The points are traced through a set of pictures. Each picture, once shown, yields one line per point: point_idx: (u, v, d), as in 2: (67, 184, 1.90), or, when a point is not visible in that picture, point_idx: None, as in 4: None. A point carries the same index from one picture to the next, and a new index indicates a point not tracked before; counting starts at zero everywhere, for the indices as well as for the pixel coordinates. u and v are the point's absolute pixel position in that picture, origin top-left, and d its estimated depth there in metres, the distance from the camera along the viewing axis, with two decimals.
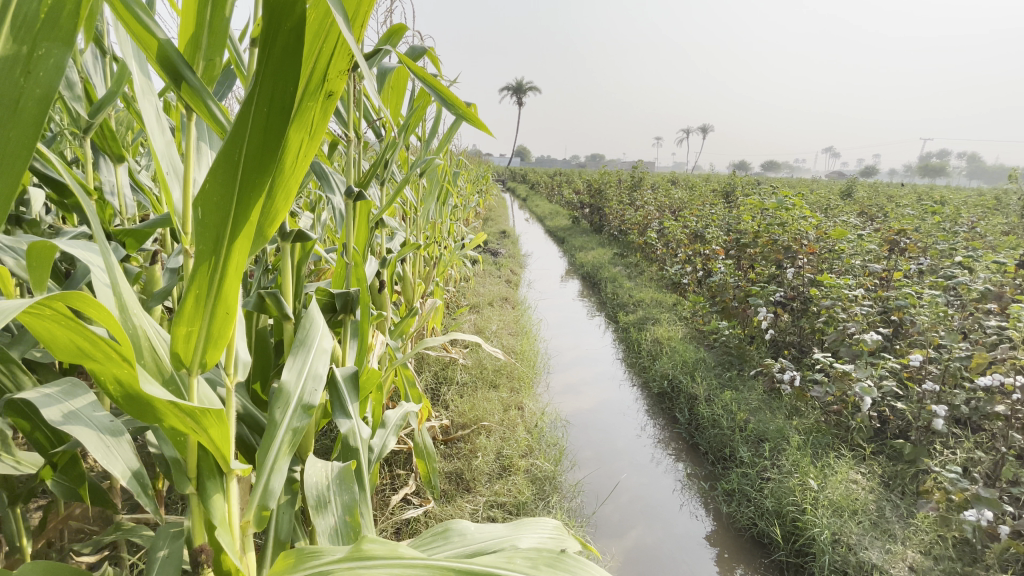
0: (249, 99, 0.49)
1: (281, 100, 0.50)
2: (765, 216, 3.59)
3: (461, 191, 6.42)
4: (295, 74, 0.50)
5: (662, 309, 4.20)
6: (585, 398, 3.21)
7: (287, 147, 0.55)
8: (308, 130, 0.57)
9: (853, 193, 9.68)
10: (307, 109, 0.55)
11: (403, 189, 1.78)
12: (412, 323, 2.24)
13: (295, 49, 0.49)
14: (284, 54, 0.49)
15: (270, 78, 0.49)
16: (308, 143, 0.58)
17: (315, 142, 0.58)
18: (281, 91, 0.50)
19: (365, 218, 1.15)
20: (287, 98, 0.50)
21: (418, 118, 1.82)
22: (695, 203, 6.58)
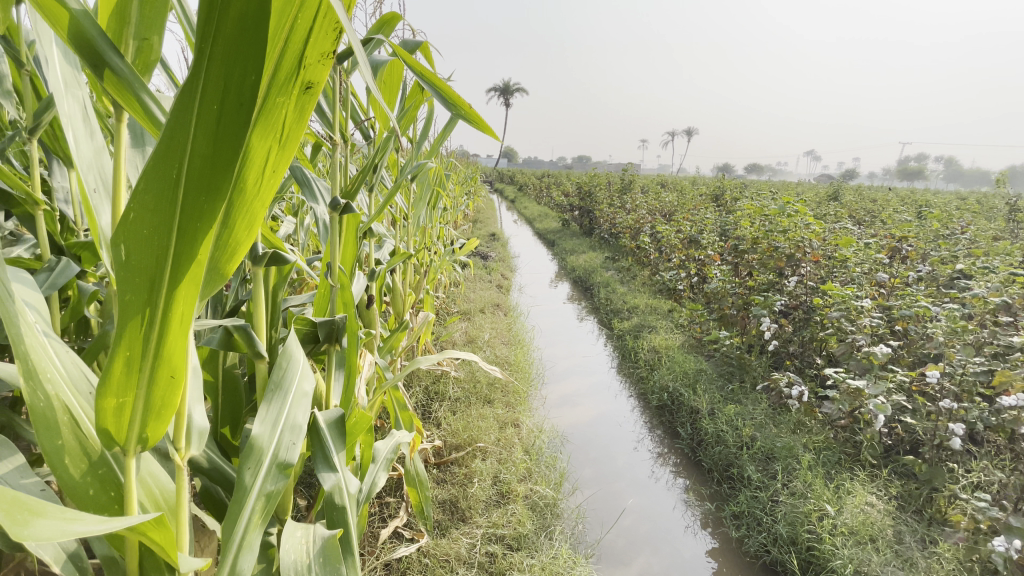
0: (187, 90, 0.35)
1: (236, 94, 0.36)
2: (764, 222, 3.50)
3: (450, 192, 6.27)
4: (255, 57, 0.36)
5: (657, 317, 4.10)
6: (582, 410, 3.08)
7: (248, 158, 0.41)
8: (278, 136, 0.43)
9: (840, 197, 9.73)
10: (275, 107, 0.41)
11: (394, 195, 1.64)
12: (402, 338, 2.09)
13: (254, 22, 0.35)
14: (239, 29, 0.35)
15: (220, 63, 0.36)
16: (280, 156, 0.44)
17: (290, 150, 0.44)
18: (236, 82, 0.36)
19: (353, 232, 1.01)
20: (245, 91, 0.36)
21: (410, 119, 1.68)
22: (687, 207, 6.51)
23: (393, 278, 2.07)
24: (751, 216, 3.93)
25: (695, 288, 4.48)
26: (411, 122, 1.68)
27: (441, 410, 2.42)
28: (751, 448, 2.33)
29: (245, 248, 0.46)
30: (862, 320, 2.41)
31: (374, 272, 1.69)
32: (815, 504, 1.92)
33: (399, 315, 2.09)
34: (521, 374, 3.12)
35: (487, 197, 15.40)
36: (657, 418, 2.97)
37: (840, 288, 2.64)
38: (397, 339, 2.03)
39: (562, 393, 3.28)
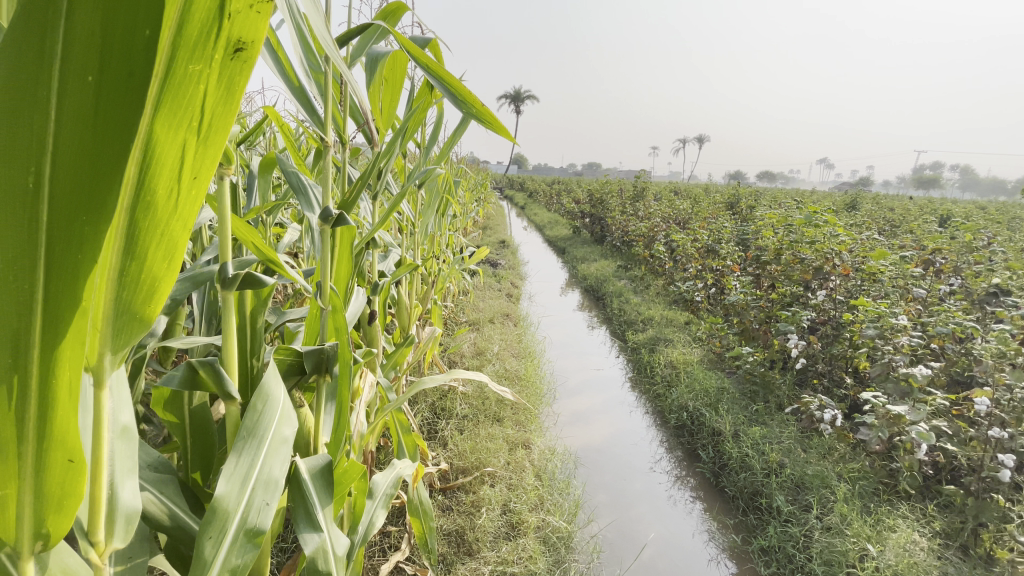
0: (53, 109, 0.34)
1: (109, 108, 0.35)
2: (788, 232, 3.35)
3: (460, 199, 6.16)
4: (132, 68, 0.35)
5: (674, 329, 3.94)
6: (595, 428, 2.93)
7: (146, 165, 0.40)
8: (191, 141, 0.41)
9: (858, 206, 9.51)
10: (177, 117, 0.40)
11: (399, 202, 1.53)
12: (408, 354, 1.97)
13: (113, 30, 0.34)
14: (98, 43, 0.34)
15: (92, 81, 0.34)
16: (200, 151, 0.41)
17: (209, 161, 0.42)
18: (111, 95, 0.35)
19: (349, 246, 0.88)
20: (123, 108, 0.35)
21: (417, 124, 1.56)
22: (702, 215, 6.35)
23: (399, 291, 1.95)
24: (773, 226, 3.77)
25: (713, 300, 4.32)
26: (418, 127, 1.56)
27: (448, 429, 2.29)
28: (780, 476, 2.17)
29: (166, 271, 0.43)
30: (899, 339, 2.25)
31: (378, 286, 1.57)
32: (855, 542, 1.76)
33: (404, 330, 1.97)
34: (532, 390, 2.98)
35: (498, 204, 15.31)
36: (676, 439, 2.81)
37: (873, 303, 2.48)
38: (401, 356, 1.91)
39: (575, 410, 3.13)
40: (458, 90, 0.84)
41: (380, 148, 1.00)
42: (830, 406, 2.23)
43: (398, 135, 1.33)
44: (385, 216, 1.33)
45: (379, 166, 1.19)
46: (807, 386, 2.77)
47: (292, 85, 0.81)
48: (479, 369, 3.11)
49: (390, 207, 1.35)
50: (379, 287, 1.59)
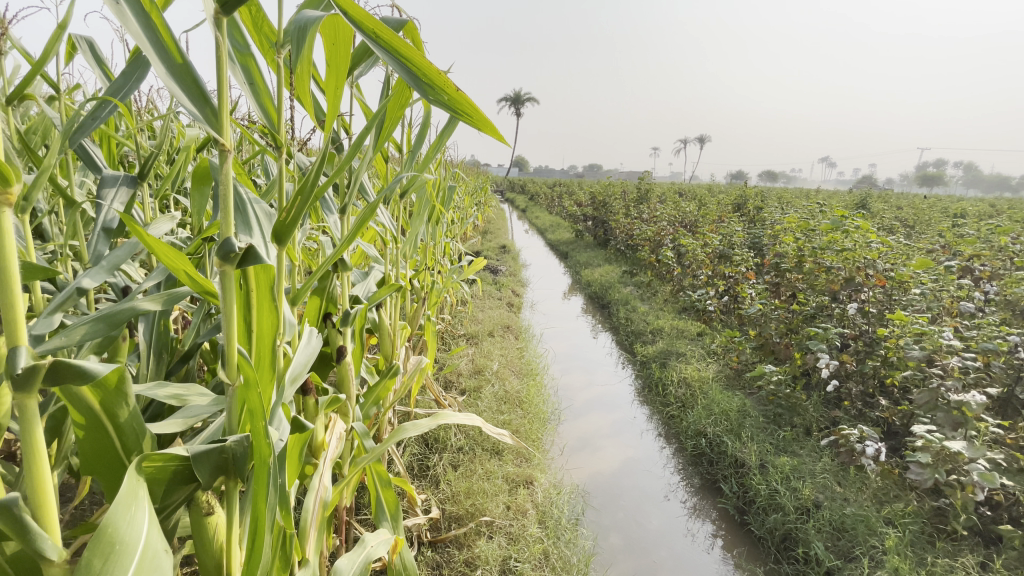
0: None
1: None
2: (809, 238, 3.09)
3: (458, 203, 5.90)
4: None
5: (686, 342, 3.68)
6: (604, 455, 2.68)
7: None
8: None
9: (867, 205, 9.25)
10: None
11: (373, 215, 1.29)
12: (392, 387, 1.73)
13: None
14: None
15: None
16: None
17: None
18: None
19: (272, 289, 0.63)
20: None
21: (394, 122, 1.33)
22: (709, 218, 6.09)
23: (380, 314, 1.71)
24: (791, 231, 3.51)
25: (727, 309, 4.06)
26: (395, 125, 1.32)
27: (441, 466, 2.04)
28: (816, 518, 1.92)
29: None
30: (948, 361, 1.99)
31: (349, 316, 1.35)
32: None
33: (388, 359, 1.74)
34: (535, 414, 2.73)
35: (498, 207, 15.03)
36: (694, 468, 2.55)
37: (914, 319, 2.23)
38: (384, 390, 1.68)
39: (582, 433, 2.87)
40: (424, 71, 0.61)
41: (330, 146, 0.75)
42: (873, 438, 1.97)
43: (366, 132, 1.09)
44: (356, 228, 1.08)
45: (339, 173, 0.95)
46: (836, 409, 2.52)
47: (184, 69, 0.57)
48: (478, 391, 2.86)
49: (362, 218, 1.11)
50: (351, 316, 1.36)
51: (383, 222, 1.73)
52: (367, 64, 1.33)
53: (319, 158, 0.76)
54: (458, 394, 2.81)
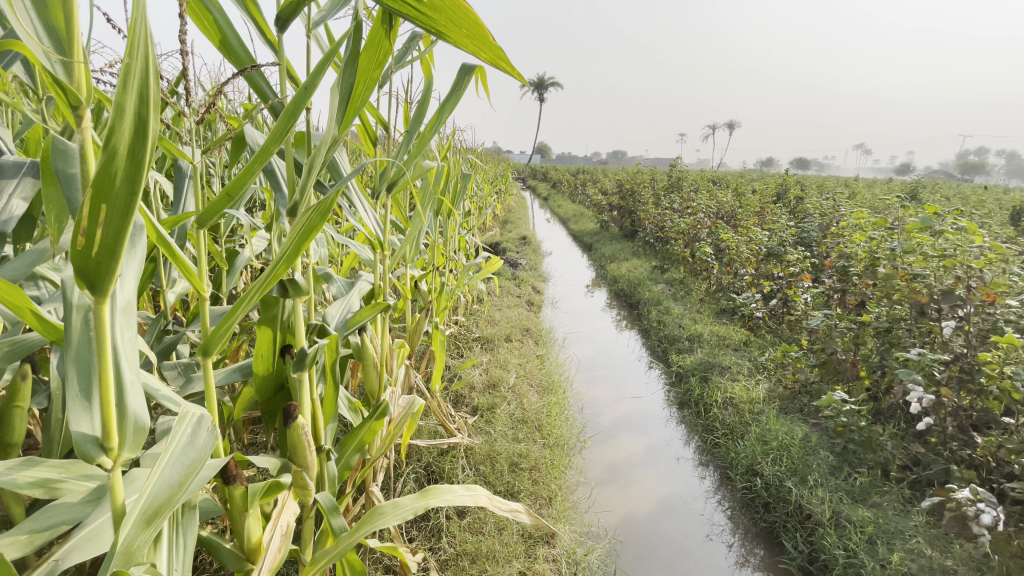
0: None
1: None
2: (886, 239, 2.61)
3: (476, 191, 5.49)
4: None
5: (730, 354, 3.24)
6: (637, 489, 2.31)
7: None
8: None
9: (918, 195, 8.55)
10: None
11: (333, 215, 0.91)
12: (377, 431, 1.39)
13: None
14: None
15: None
16: None
17: None
18: None
19: None
20: None
21: (367, 89, 0.96)
22: (751, 210, 5.56)
23: (363, 339, 1.35)
24: (858, 229, 3.03)
25: (775, 315, 3.60)
26: (367, 93, 0.95)
27: (444, 514, 1.69)
28: None
29: None
30: None
31: (305, 356, 0.98)
32: None
33: (375, 395, 1.39)
34: (557, 441, 2.36)
35: (520, 194, 14.57)
36: (745, 513, 2.14)
37: None
38: (366, 437, 1.34)
39: (610, 461, 2.49)
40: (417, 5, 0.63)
41: (150, 56, 0.43)
42: (989, 501, 1.52)
43: (306, 91, 0.72)
44: (289, 234, 0.71)
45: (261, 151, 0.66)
46: (922, 449, 2.08)
47: None
48: (492, 410, 2.50)
49: (299, 219, 0.74)
50: (308, 359, 0.98)
51: (369, 225, 1.36)
52: (334, 3, 0.95)
53: (131, 76, 0.42)
54: (469, 413, 2.45)
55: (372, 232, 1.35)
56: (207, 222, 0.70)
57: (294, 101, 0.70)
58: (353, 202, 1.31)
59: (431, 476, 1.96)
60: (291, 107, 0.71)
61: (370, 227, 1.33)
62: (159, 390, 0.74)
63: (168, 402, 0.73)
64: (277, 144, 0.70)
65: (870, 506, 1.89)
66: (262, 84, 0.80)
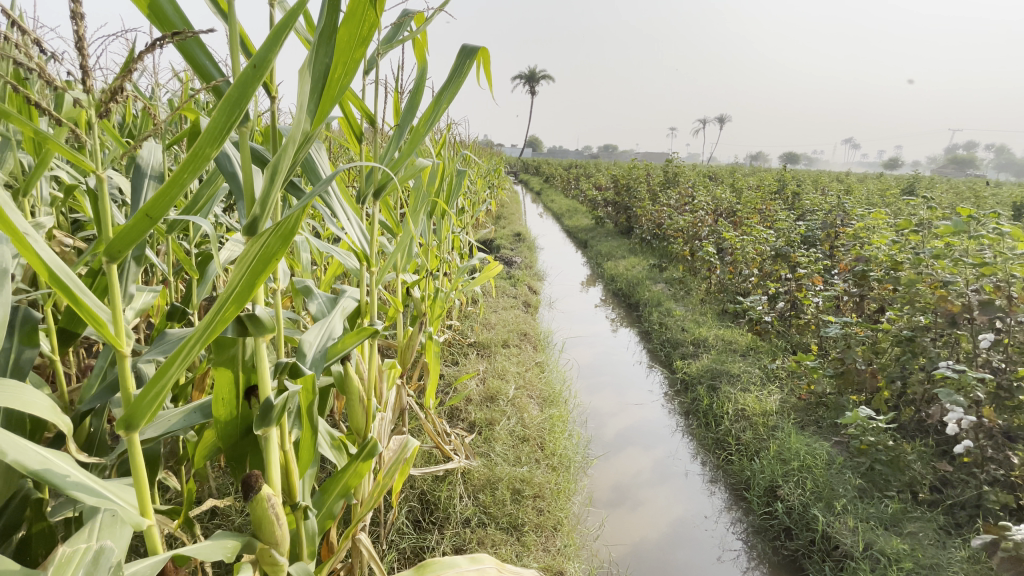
0: None
1: None
2: (911, 241, 2.46)
3: (469, 186, 5.28)
4: None
5: (739, 361, 3.09)
6: (648, 511, 2.15)
7: None
8: None
9: (913, 191, 8.51)
10: None
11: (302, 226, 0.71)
12: (364, 474, 1.20)
13: None
14: None
15: None
16: None
17: None
18: None
19: None
20: None
21: (348, 74, 0.76)
22: (752, 207, 5.41)
23: (346, 368, 1.15)
24: (875, 230, 2.88)
25: (783, 319, 3.45)
26: (348, 78, 0.76)
27: (442, 552, 1.57)
28: None
29: None
30: None
31: (271, 410, 0.79)
32: None
33: (361, 433, 1.19)
34: (562, 461, 2.19)
35: (511, 188, 14.35)
36: (764, 540, 2.00)
37: None
38: (351, 481, 1.15)
39: (617, 480, 2.32)
40: None
41: None
42: None
43: (259, 67, 0.51)
44: (236, 264, 0.52)
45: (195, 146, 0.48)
46: (956, 472, 1.94)
47: None
48: (490, 426, 2.32)
49: (248, 244, 0.55)
50: (275, 414, 0.79)
51: (354, 236, 1.16)
52: None
53: None
54: (466, 430, 2.28)
55: (356, 244, 1.15)
56: (118, 254, 0.51)
57: (238, 83, 0.51)
58: (334, 210, 1.10)
59: (426, 507, 1.78)
60: (234, 94, 0.51)
61: (354, 239, 1.13)
62: (68, 477, 0.58)
63: (82, 494, 0.58)
64: (214, 144, 0.51)
65: (905, 535, 1.75)
66: (199, 56, 0.61)
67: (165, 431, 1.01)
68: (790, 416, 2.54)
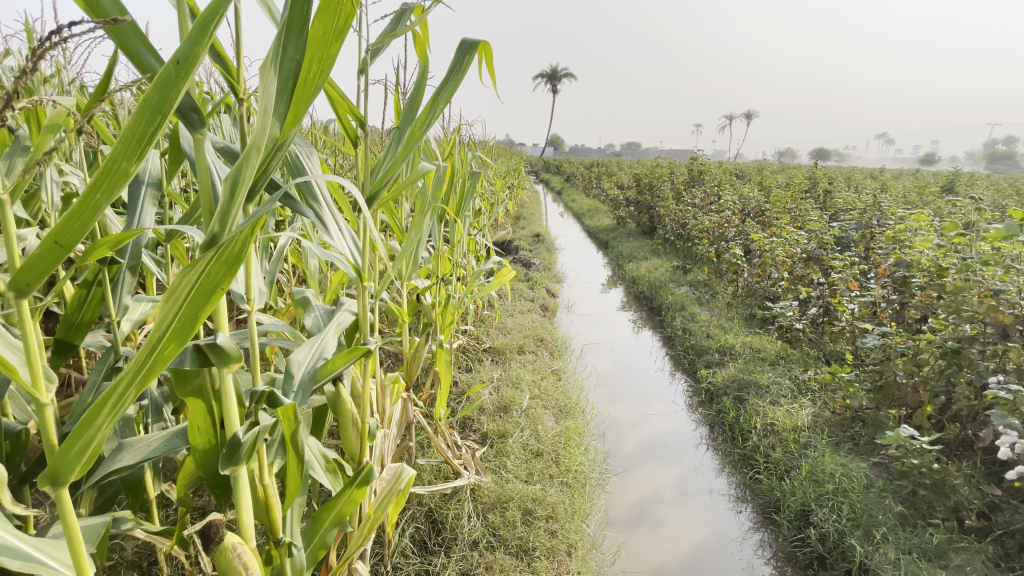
0: None
1: None
2: (957, 246, 2.28)
3: (487, 187, 5.20)
4: None
5: (767, 371, 2.93)
6: (669, 532, 2.03)
7: None
8: None
9: (953, 188, 8.11)
10: None
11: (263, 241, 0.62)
12: (358, 502, 1.12)
13: None
14: None
15: None
16: None
17: None
18: None
19: None
20: None
21: (323, 73, 0.68)
22: (781, 207, 5.20)
23: (338, 389, 1.07)
24: (916, 233, 2.69)
25: (815, 327, 3.27)
26: (322, 79, 0.68)
27: None
28: None
29: None
30: None
31: (238, 447, 0.71)
32: None
33: (355, 457, 1.12)
34: (577, 477, 2.09)
35: (532, 188, 14.23)
36: (795, 568, 1.86)
37: None
38: (345, 510, 1.07)
39: (636, 497, 2.20)
40: None
41: None
42: None
43: (182, 67, 0.47)
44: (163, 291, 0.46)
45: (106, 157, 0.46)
46: (1011, 500, 1.76)
47: None
48: (503, 439, 2.23)
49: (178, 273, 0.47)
50: (243, 452, 0.71)
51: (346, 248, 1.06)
52: None
53: None
54: (478, 442, 2.19)
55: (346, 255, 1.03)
56: (26, 286, 0.48)
57: (159, 85, 0.46)
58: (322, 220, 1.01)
59: (433, 527, 1.70)
60: (155, 97, 0.47)
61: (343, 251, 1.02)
62: None
63: (3, 558, 0.51)
64: (132, 155, 0.47)
65: (953, 570, 1.60)
66: (140, 51, 0.58)
67: (144, 458, 0.95)
68: (823, 432, 2.39)
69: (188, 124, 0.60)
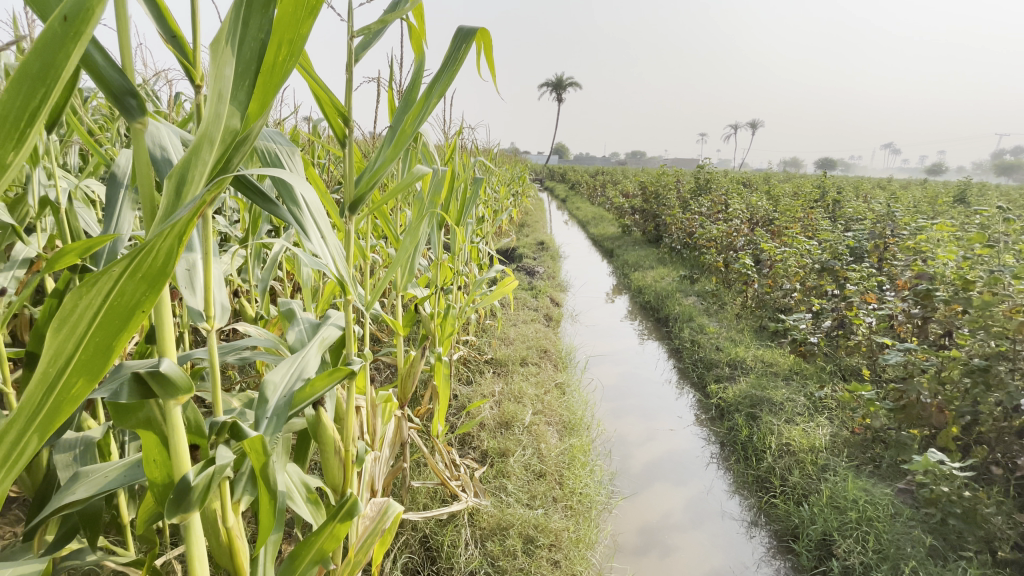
0: None
1: None
2: (984, 257, 2.17)
3: (491, 194, 5.12)
4: None
5: (781, 387, 2.81)
6: (680, 560, 1.90)
7: None
8: None
9: (963, 197, 8.00)
10: None
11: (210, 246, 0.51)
12: (342, 536, 1.01)
13: None
14: None
15: None
16: None
17: None
18: None
19: None
20: None
21: (293, 55, 0.59)
22: (791, 216, 5.10)
23: (318, 413, 0.96)
24: (938, 244, 2.58)
25: (830, 341, 3.15)
26: (290, 63, 0.59)
27: None
28: None
29: None
30: None
31: (187, 494, 0.61)
32: None
33: (338, 488, 1.01)
34: (582, 501, 1.97)
35: (536, 197, 14.17)
36: None
37: None
38: (326, 548, 0.96)
39: (644, 521, 2.08)
40: None
41: None
42: None
43: (68, 32, 0.42)
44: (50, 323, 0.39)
45: None
46: None
47: None
48: (503, 457, 2.12)
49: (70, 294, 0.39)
50: (193, 499, 0.61)
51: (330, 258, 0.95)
52: None
53: None
54: (477, 461, 2.08)
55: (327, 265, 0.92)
56: None
57: (41, 53, 0.41)
58: (302, 226, 0.90)
59: (428, 556, 1.58)
60: (40, 73, 0.41)
61: (324, 260, 0.91)
62: None
63: None
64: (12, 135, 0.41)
65: None
66: None
67: (99, 490, 0.85)
68: (842, 454, 2.26)
69: (123, 112, 0.50)
